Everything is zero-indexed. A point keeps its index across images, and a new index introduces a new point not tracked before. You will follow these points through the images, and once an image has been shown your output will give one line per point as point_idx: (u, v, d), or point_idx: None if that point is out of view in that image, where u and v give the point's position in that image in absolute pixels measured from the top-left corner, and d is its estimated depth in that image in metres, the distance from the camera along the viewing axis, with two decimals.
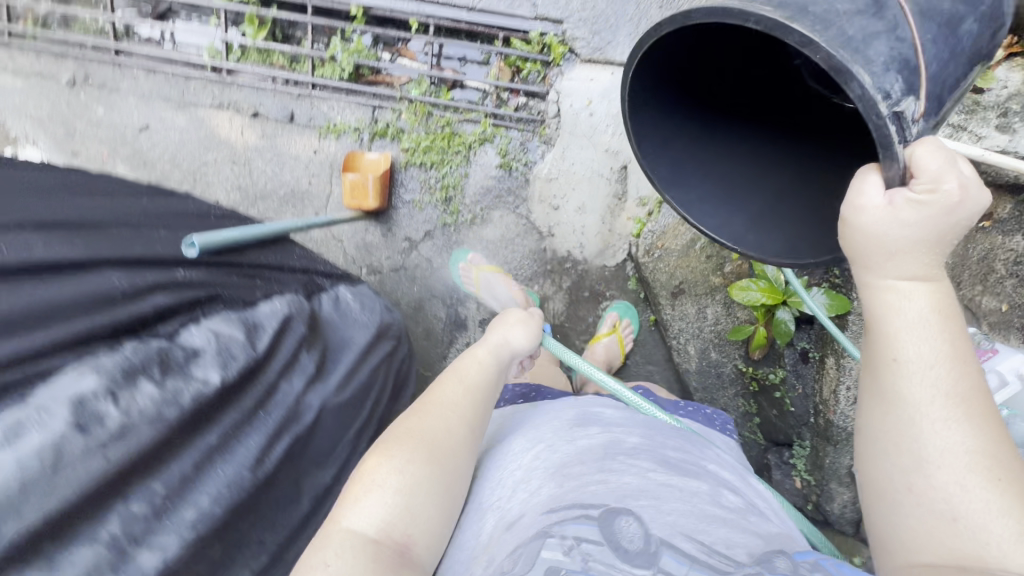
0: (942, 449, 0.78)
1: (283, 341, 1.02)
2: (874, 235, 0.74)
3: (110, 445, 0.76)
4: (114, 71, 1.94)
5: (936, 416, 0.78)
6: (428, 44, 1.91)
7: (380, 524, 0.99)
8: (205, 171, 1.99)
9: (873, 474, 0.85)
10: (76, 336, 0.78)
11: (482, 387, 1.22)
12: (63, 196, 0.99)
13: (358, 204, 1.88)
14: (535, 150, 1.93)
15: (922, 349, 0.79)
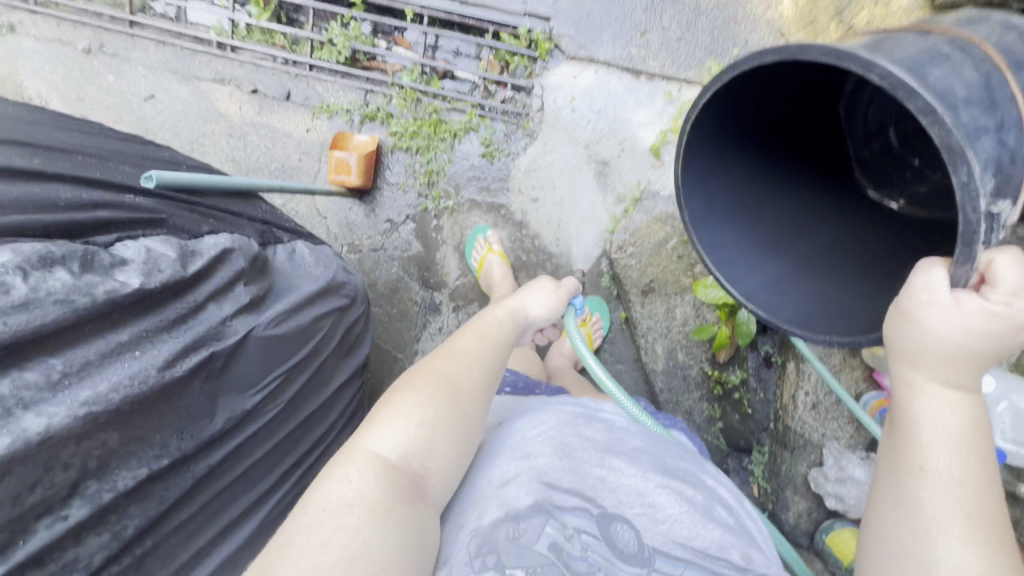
0: (956, 562, 0.78)
1: (217, 271, 1.01)
2: (934, 334, 0.76)
3: (11, 314, 0.72)
4: (127, 42, 2.05)
5: (955, 532, 0.80)
6: (420, 33, 1.99)
7: (404, 451, 0.98)
8: (202, 141, 2.08)
9: (884, 567, 0.86)
10: (11, 224, 0.78)
11: (498, 342, 1.25)
12: (35, 122, 1.05)
13: (341, 181, 1.93)
14: (517, 142, 1.99)
15: (951, 464, 0.81)
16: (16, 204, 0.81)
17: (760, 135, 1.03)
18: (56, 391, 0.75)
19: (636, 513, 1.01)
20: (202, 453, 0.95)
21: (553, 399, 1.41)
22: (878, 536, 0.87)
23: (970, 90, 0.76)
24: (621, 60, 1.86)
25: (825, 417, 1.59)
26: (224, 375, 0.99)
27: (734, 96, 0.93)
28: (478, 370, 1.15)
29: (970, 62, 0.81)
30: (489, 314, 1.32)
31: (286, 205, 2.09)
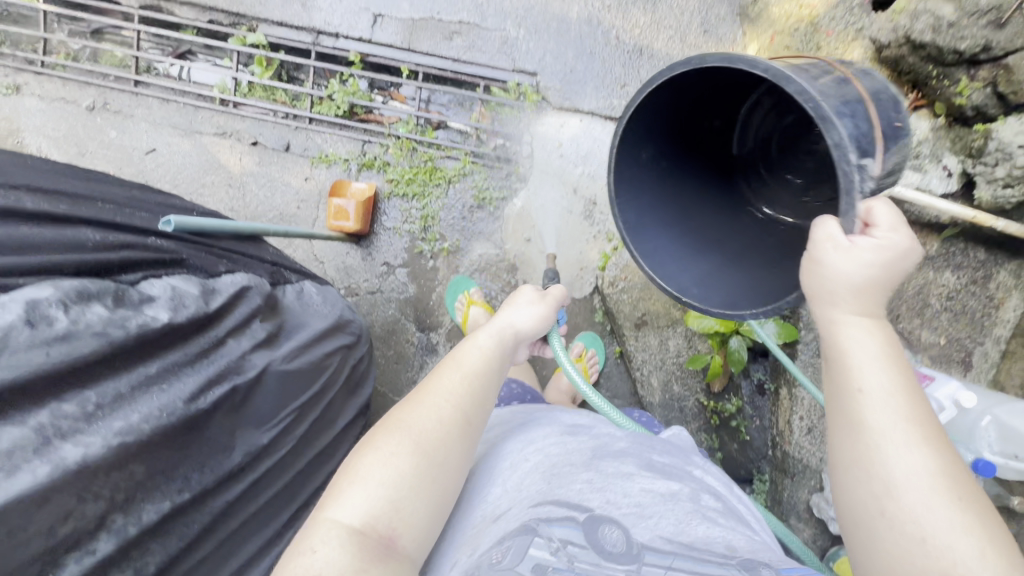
0: (899, 479, 0.82)
1: (237, 307, 1.06)
2: (842, 274, 0.82)
3: (53, 344, 0.78)
4: (131, 100, 2.13)
5: (901, 439, 0.83)
6: (414, 87, 2.09)
7: (369, 514, 0.96)
8: (202, 191, 2.14)
9: (850, 504, 0.87)
10: (48, 264, 0.85)
11: (481, 376, 1.16)
12: (58, 174, 1.11)
13: (340, 226, 1.99)
14: (509, 186, 2.08)
15: (878, 379, 0.86)
16: (51, 247, 0.88)
17: (685, 140, 1.07)
18: (91, 422, 0.80)
19: (624, 513, 0.98)
20: (219, 489, 0.97)
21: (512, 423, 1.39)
22: (840, 482, 0.89)
23: (830, 81, 0.84)
24: (604, 109, 1.98)
25: (821, 442, 1.61)
26: (241, 409, 1.02)
27: (662, 99, 0.95)
28: (450, 418, 1.10)
29: (823, 67, 0.88)
30: (475, 339, 1.21)
31: (284, 251, 2.14)
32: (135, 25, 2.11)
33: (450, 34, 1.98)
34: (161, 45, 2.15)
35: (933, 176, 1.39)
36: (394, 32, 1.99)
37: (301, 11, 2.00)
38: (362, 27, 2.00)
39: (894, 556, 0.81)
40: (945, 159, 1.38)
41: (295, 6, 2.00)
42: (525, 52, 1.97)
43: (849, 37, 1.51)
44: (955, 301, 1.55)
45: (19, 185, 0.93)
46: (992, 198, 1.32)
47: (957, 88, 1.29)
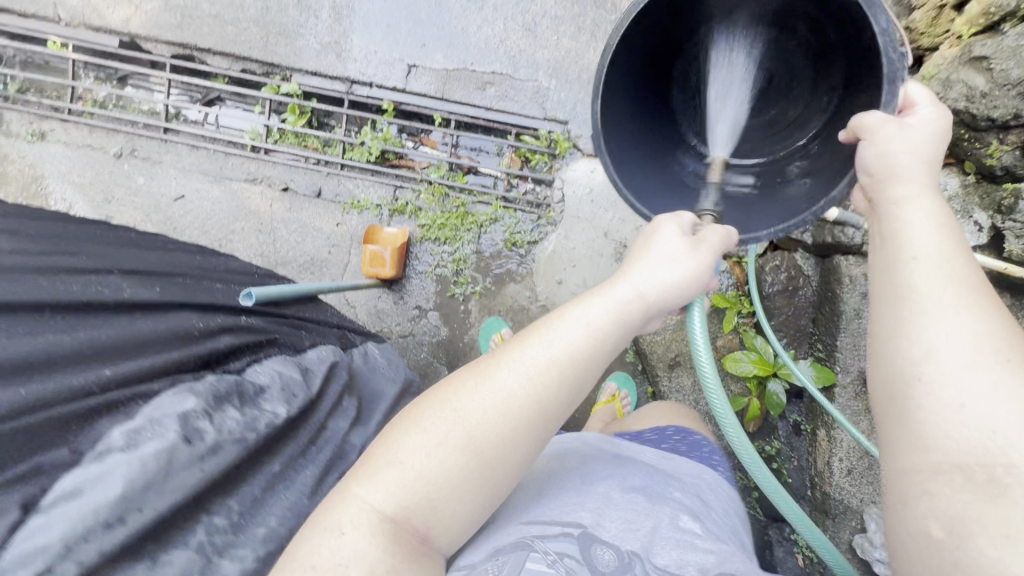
0: (943, 352, 0.66)
1: (331, 385, 1.13)
2: (888, 153, 0.76)
3: (206, 457, 0.86)
4: (160, 146, 2.13)
5: (952, 301, 0.68)
6: (446, 134, 2.13)
7: (403, 507, 0.79)
8: (231, 237, 2.13)
9: (884, 380, 0.71)
10: (170, 364, 0.93)
11: (577, 365, 0.84)
12: (139, 254, 1.13)
13: (375, 272, 2.00)
14: (540, 230, 2.12)
15: (932, 245, 0.72)
16: (168, 345, 0.96)
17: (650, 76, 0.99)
18: (238, 532, 0.88)
19: (616, 532, 0.91)
20: None
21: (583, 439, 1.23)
22: (874, 372, 0.73)
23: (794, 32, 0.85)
24: None
25: (861, 481, 1.67)
26: None
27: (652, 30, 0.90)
28: (520, 414, 0.82)
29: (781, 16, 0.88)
30: (582, 306, 0.86)
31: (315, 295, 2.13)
32: (164, 74, 2.11)
33: (483, 84, 2.03)
34: (189, 92, 2.15)
35: (964, 231, 1.45)
36: (428, 82, 2.03)
37: (336, 62, 2.02)
38: (397, 77, 2.03)
39: (935, 429, 0.65)
40: (977, 214, 1.44)
41: (330, 57, 2.02)
42: (556, 102, 2.02)
43: None
44: None
45: (118, 269, 1.02)
46: (1022, 251, 1.37)
47: (987, 150, 1.37)
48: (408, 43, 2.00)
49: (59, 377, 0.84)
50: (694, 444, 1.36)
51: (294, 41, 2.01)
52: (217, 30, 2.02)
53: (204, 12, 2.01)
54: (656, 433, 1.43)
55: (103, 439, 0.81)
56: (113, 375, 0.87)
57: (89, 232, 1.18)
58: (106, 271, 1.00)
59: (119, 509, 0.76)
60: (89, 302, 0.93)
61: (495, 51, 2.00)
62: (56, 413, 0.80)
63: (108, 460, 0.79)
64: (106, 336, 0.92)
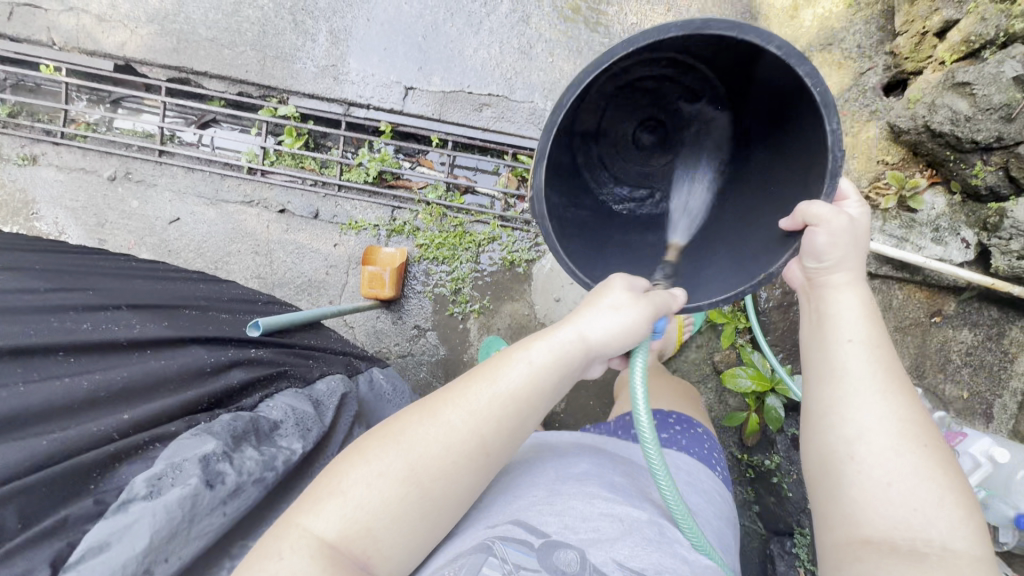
0: (871, 434, 0.81)
1: (341, 417, 1.14)
2: (828, 240, 0.84)
3: (228, 501, 0.86)
4: (154, 169, 2.11)
5: (875, 386, 0.84)
6: (443, 154, 2.14)
7: (344, 537, 0.76)
8: (227, 260, 2.12)
9: (821, 455, 0.85)
10: (185, 404, 0.95)
11: (522, 402, 0.85)
12: (146, 289, 1.14)
13: (374, 293, 2.00)
14: (538, 249, 2.14)
15: (861, 332, 0.87)
16: (182, 382, 0.99)
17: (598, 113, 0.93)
18: None
19: (582, 537, 0.83)
20: None
21: (561, 440, 1.19)
22: (814, 441, 0.87)
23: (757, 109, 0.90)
24: None
25: None
26: None
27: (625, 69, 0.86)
28: (464, 447, 0.82)
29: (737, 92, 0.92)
30: (526, 349, 0.88)
31: None
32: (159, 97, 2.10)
33: (480, 105, 2.05)
34: (183, 114, 2.14)
35: (952, 247, 1.50)
36: (425, 104, 2.04)
37: (333, 85, 2.03)
38: (394, 99, 2.04)
39: (862, 502, 0.80)
40: (963, 231, 1.49)
41: (327, 80, 2.03)
42: None
43: (864, 117, 1.62)
44: (974, 357, 1.63)
45: (125, 305, 1.06)
46: (1008, 267, 1.42)
47: (972, 170, 1.42)
48: (405, 66, 2.02)
49: (80, 425, 0.86)
50: (695, 440, 1.30)
51: (291, 65, 2.02)
52: (213, 53, 2.02)
53: (199, 36, 2.01)
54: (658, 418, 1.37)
55: (124, 487, 0.80)
56: (129, 418, 0.90)
57: (92, 266, 1.18)
58: (114, 307, 1.04)
59: (144, 561, 0.75)
60: (105, 341, 0.97)
61: (491, 74, 2.03)
62: (79, 463, 0.82)
63: (130, 509, 0.78)
64: (121, 376, 0.94)
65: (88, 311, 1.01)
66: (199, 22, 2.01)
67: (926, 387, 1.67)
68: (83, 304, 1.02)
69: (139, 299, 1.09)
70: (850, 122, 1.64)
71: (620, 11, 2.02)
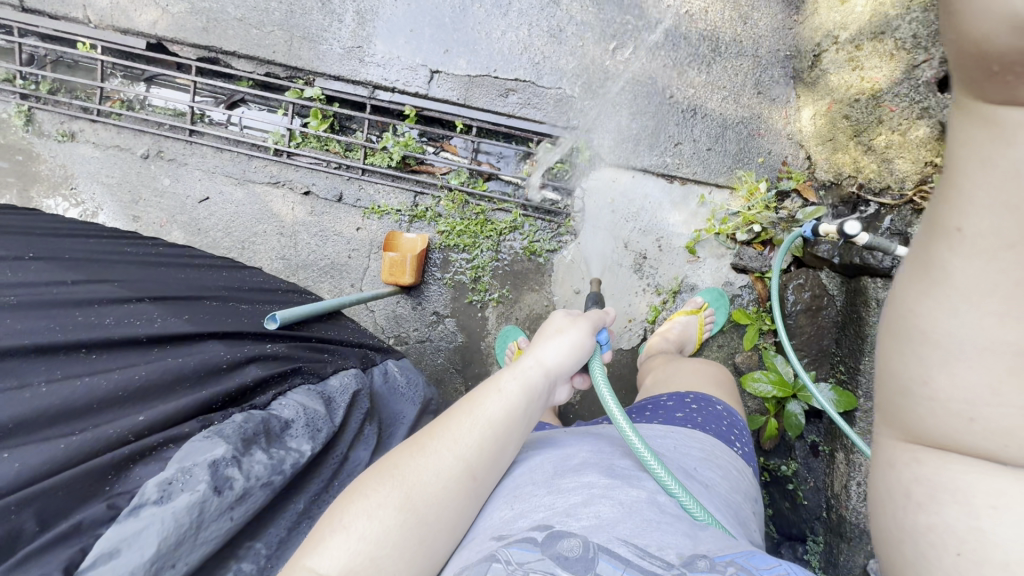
0: (998, 344, 0.52)
1: (352, 414, 1.16)
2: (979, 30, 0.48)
3: (235, 507, 0.88)
4: (185, 148, 2.15)
5: (994, 304, 0.52)
6: (466, 140, 2.10)
7: (346, 571, 0.76)
8: (253, 240, 2.16)
9: (890, 373, 0.61)
10: (198, 403, 0.97)
11: (502, 425, 0.93)
12: (170, 281, 1.17)
13: (395, 279, 2.01)
14: (559, 239, 2.11)
15: (1004, 216, 0.51)
16: (198, 381, 1.01)
17: None
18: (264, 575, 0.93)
19: (584, 522, 0.81)
20: None
21: (569, 431, 1.19)
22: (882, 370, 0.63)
23: None
24: (657, 167, 2.01)
25: None
26: None
27: None
28: (452, 473, 0.87)
29: None
30: (498, 380, 0.97)
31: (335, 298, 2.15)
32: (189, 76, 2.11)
33: (506, 90, 2.00)
34: (213, 93, 2.15)
35: None
36: (450, 88, 2.01)
37: (358, 67, 2.01)
38: (418, 83, 2.01)
39: (929, 395, 0.57)
40: None
41: (353, 62, 2.01)
42: (579, 111, 1.99)
43: (914, 115, 1.53)
44: None
45: (148, 297, 1.09)
46: None
47: None
48: (431, 49, 1.98)
49: (94, 428, 0.90)
50: (713, 418, 1.28)
51: (318, 46, 2.00)
52: (241, 33, 2.01)
53: (228, 15, 2.01)
54: (675, 400, 1.36)
55: (136, 490, 0.84)
56: (144, 420, 0.93)
57: (122, 255, 1.22)
58: (139, 299, 1.08)
59: (151, 568, 0.79)
60: (128, 338, 1.00)
61: (518, 58, 1.97)
62: (94, 465, 0.85)
63: (140, 514, 0.82)
64: (138, 375, 0.97)
65: (114, 304, 1.05)
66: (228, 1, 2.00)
67: None
68: (110, 297, 1.05)
69: (162, 291, 1.12)
70: (899, 117, 1.57)
71: None
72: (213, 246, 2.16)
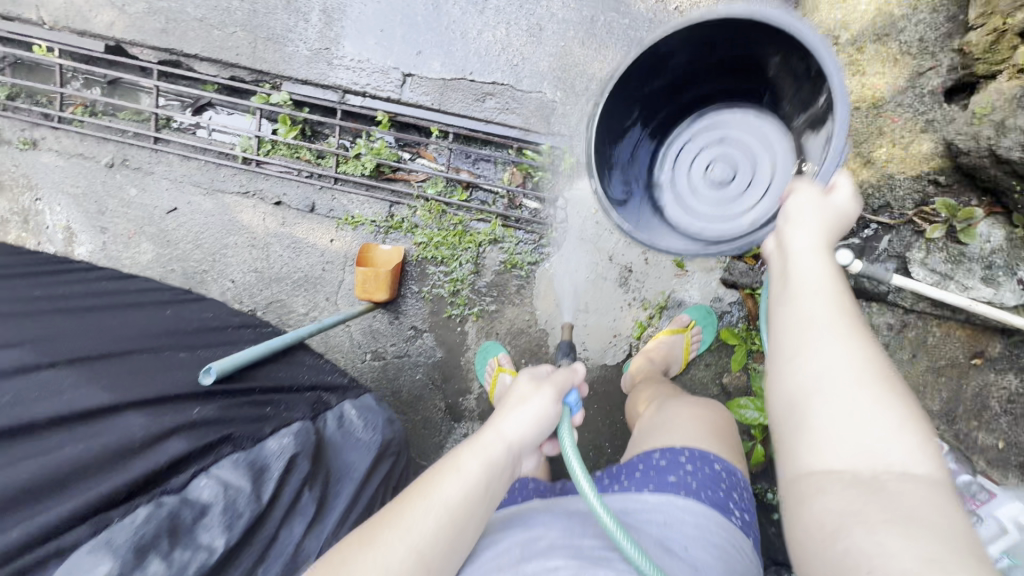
0: (845, 364, 0.77)
1: (288, 481, 1.16)
2: (800, 205, 0.94)
3: None
4: (151, 156, 2.06)
5: (830, 335, 0.79)
6: (443, 146, 1.98)
7: None
8: (224, 252, 2.08)
9: (777, 400, 0.82)
10: (102, 495, 0.94)
11: (463, 508, 0.88)
12: (84, 332, 1.14)
13: (368, 296, 1.93)
14: (541, 251, 2.02)
15: (813, 276, 0.86)
16: (99, 471, 0.97)
17: None
18: None
19: None
20: None
21: (538, 505, 1.13)
22: (776, 402, 0.82)
23: None
24: None
25: None
26: None
27: None
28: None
29: None
30: (460, 463, 0.93)
31: (310, 312, 2.08)
32: (152, 80, 2.00)
33: (482, 95, 1.88)
34: (178, 98, 2.04)
35: (1006, 290, 1.28)
36: (424, 93, 1.89)
37: (326, 70, 1.89)
38: (390, 87, 1.89)
39: (826, 442, 0.74)
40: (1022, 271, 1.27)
41: (321, 65, 1.89)
42: (561, 116, 1.87)
43: (917, 127, 1.40)
44: (1017, 405, 1.41)
45: (61, 360, 1.06)
46: None
47: None
48: (403, 50, 1.86)
49: None
50: (709, 482, 1.12)
51: (283, 48, 1.89)
52: (203, 35, 1.90)
53: (188, 15, 1.90)
54: (666, 458, 1.17)
55: None
56: (21, 533, 0.87)
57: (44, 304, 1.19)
58: (49, 364, 1.04)
59: None
60: (23, 425, 0.96)
61: (495, 60, 1.85)
62: None
63: None
64: (28, 473, 0.92)
65: (13, 374, 1.00)
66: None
67: (957, 431, 1.49)
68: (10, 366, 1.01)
69: (77, 350, 1.09)
70: (901, 130, 1.43)
71: None
72: (184, 258, 2.09)
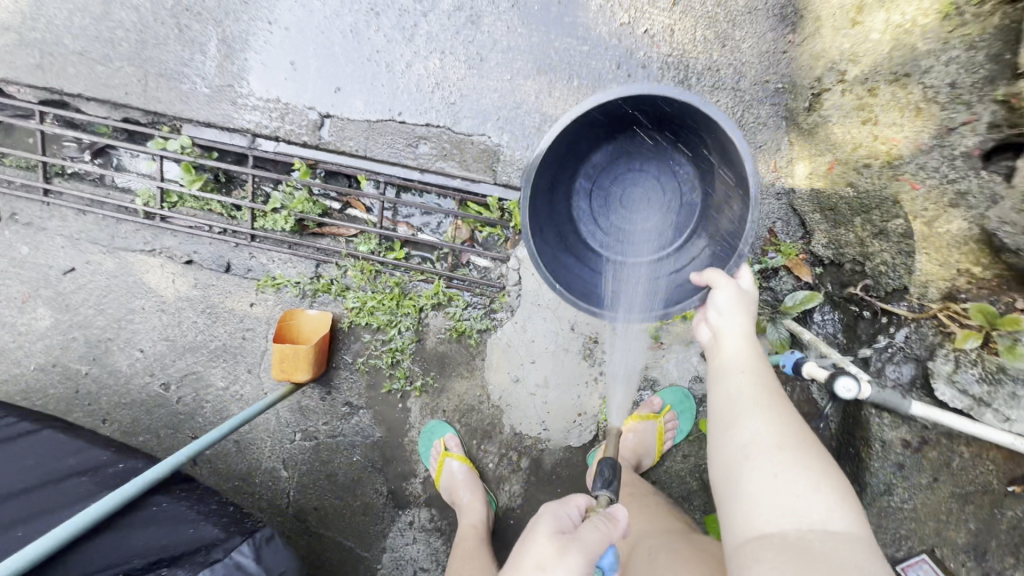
0: (765, 432, 0.93)
1: None
2: (722, 294, 1.12)
3: None
4: (42, 210, 1.78)
5: (749, 407, 0.97)
6: (374, 197, 1.68)
7: None
8: (131, 318, 1.81)
9: (722, 459, 0.96)
10: None
11: None
12: None
13: (288, 376, 1.65)
14: (492, 317, 1.73)
15: (733, 354, 1.07)
16: None
17: None
18: None
19: None
20: None
21: None
22: (718, 459, 0.97)
23: None
24: None
25: None
26: None
27: None
28: None
29: None
30: None
31: (229, 387, 1.81)
32: (35, 123, 1.70)
33: (415, 139, 1.57)
34: (69, 141, 1.75)
35: None
36: (347, 137, 1.59)
37: (231, 111, 1.60)
38: (307, 131, 1.60)
39: (760, 504, 0.87)
40: None
41: (223, 105, 1.59)
42: (508, 163, 1.56)
43: (944, 200, 1.10)
44: None
45: None
46: None
47: None
48: (319, 87, 1.56)
49: None
50: None
51: (178, 85, 1.59)
52: (84, 71, 1.60)
53: (65, 47, 1.60)
54: None
55: None
56: None
57: None
58: None
59: None
60: None
61: (429, 97, 1.54)
62: None
63: None
64: None
65: None
66: (63, 30, 1.59)
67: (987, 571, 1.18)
68: None
69: None
70: (924, 201, 1.13)
71: (604, 5, 1.47)
72: (86, 325, 1.82)
